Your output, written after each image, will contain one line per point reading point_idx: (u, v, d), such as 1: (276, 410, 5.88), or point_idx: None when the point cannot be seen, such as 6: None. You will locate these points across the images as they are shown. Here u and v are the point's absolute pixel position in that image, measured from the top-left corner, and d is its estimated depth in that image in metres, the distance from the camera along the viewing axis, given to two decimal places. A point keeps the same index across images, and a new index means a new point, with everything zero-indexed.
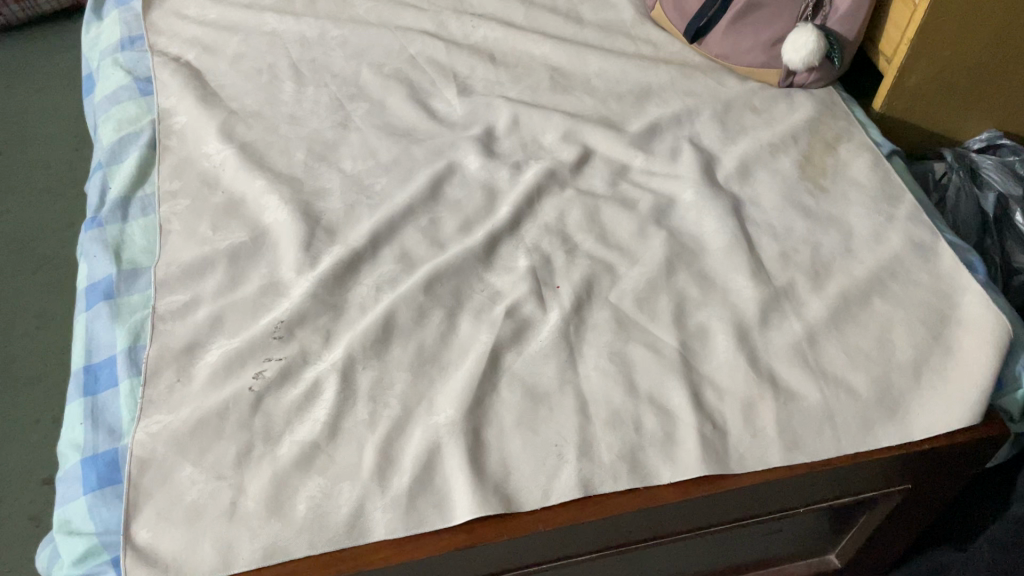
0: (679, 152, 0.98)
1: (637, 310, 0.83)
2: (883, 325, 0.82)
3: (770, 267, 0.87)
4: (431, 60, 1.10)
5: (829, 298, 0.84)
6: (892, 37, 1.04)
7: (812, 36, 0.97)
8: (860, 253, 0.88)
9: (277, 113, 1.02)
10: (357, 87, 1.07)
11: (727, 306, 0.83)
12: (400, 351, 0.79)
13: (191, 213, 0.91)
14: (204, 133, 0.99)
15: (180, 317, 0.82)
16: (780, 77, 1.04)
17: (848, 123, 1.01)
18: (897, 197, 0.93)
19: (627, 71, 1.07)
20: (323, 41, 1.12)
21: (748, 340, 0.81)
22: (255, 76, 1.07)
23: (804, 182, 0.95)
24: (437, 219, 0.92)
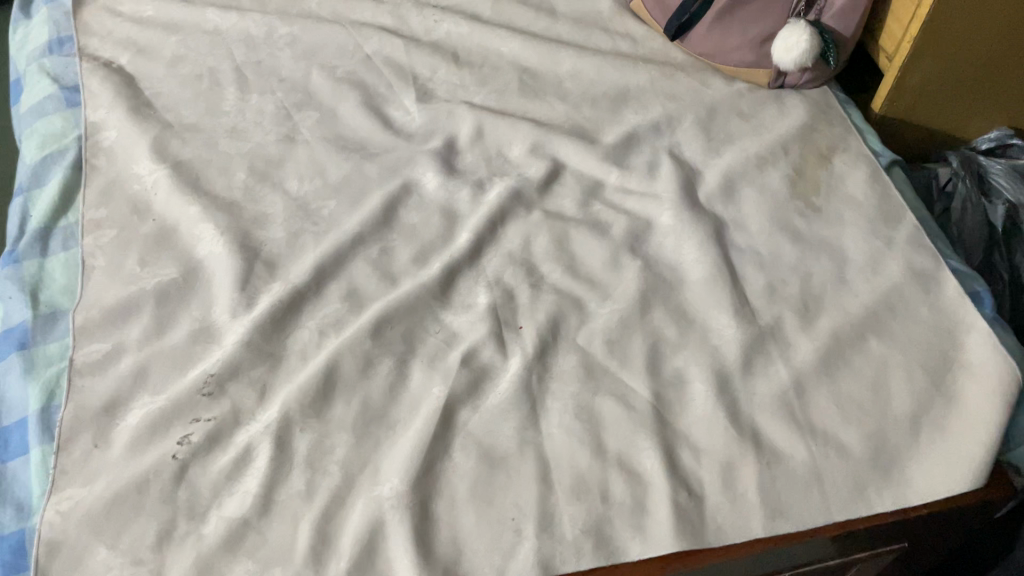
0: (657, 167, 0.89)
1: (606, 354, 0.75)
2: (879, 369, 0.74)
3: (754, 301, 0.78)
4: (388, 60, 1.00)
5: (819, 338, 0.75)
6: (895, 32, 0.94)
7: (804, 34, 0.88)
8: (855, 284, 0.79)
9: (217, 125, 0.93)
10: (306, 94, 0.97)
11: (706, 349, 0.75)
12: (343, 408, 0.72)
13: (118, 245, 0.82)
14: (135, 151, 0.90)
15: (100, 370, 0.74)
16: (770, 78, 0.95)
17: (843, 130, 0.92)
18: (897, 217, 0.84)
19: (603, 72, 0.98)
20: (270, 40, 1.02)
21: (729, 390, 0.73)
22: (194, 82, 0.97)
23: (795, 200, 0.86)
24: (390, 248, 0.83)
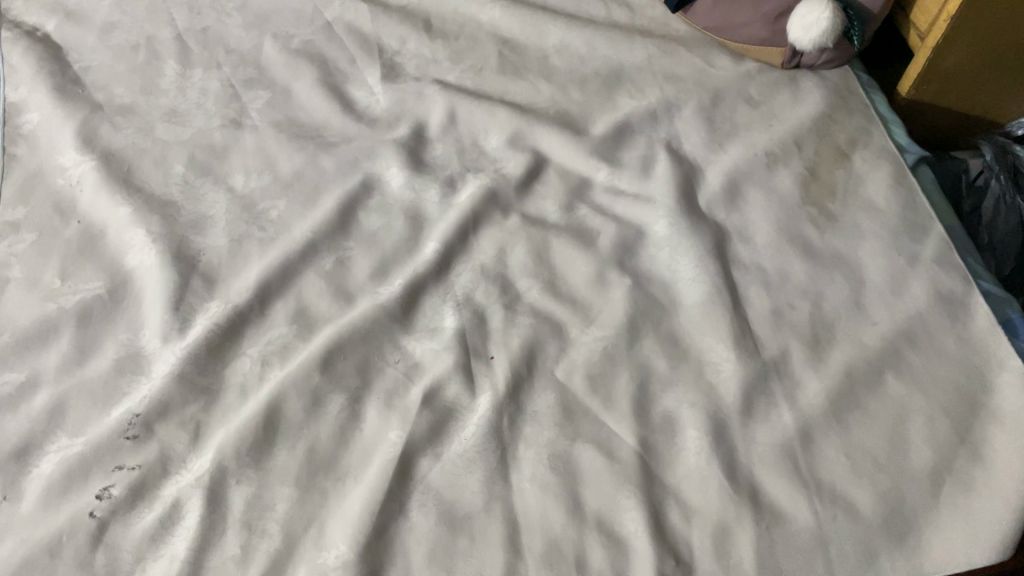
0: (652, 164, 0.78)
1: (588, 392, 0.66)
2: (897, 416, 0.65)
3: (757, 329, 0.69)
4: (351, 28, 0.88)
5: (829, 376, 0.66)
6: (930, 7, 0.82)
7: (826, 10, 0.77)
8: (872, 310, 0.70)
9: (155, 106, 0.82)
10: (257, 68, 0.86)
11: (701, 388, 0.66)
12: (286, 455, 0.63)
13: (37, 253, 0.73)
14: (59, 138, 0.79)
15: (12, 406, 0.65)
16: (785, 58, 0.83)
17: (866, 120, 0.81)
18: (923, 229, 0.74)
19: (594, 48, 0.86)
20: (218, 4, 0.90)
21: (726, 438, 0.64)
22: (129, 54, 0.86)
23: (807, 206, 0.75)
24: (346, 259, 0.73)
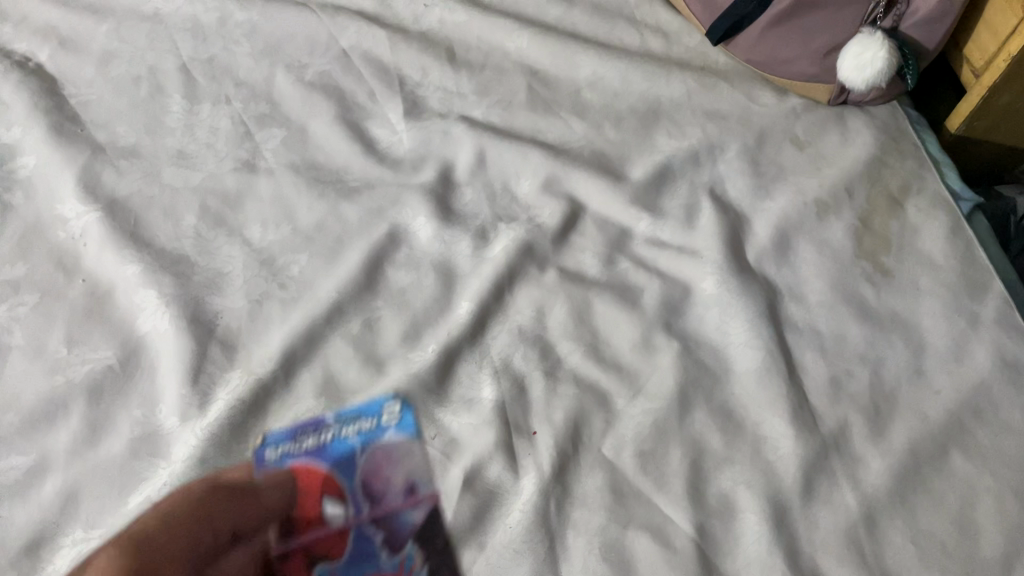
0: (696, 213, 0.74)
1: (639, 472, 0.62)
2: (964, 497, 0.61)
3: (815, 400, 0.65)
4: (369, 57, 0.83)
5: (893, 454, 0.63)
6: (986, 43, 0.76)
7: (883, 48, 0.71)
8: (934, 378, 0.66)
9: (161, 147, 0.77)
10: (270, 103, 0.80)
11: (758, 467, 0.62)
12: (320, 547, 0.59)
13: (41, 318, 0.67)
14: (59, 185, 0.73)
15: (21, 495, 0.60)
16: (832, 95, 0.78)
17: (918, 163, 0.76)
18: (983, 285, 0.70)
19: (629, 81, 0.81)
20: (224, 30, 0.84)
21: (787, 523, 0.60)
22: (130, 87, 0.80)
23: (862, 261, 0.71)
24: (375, 322, 0.69)
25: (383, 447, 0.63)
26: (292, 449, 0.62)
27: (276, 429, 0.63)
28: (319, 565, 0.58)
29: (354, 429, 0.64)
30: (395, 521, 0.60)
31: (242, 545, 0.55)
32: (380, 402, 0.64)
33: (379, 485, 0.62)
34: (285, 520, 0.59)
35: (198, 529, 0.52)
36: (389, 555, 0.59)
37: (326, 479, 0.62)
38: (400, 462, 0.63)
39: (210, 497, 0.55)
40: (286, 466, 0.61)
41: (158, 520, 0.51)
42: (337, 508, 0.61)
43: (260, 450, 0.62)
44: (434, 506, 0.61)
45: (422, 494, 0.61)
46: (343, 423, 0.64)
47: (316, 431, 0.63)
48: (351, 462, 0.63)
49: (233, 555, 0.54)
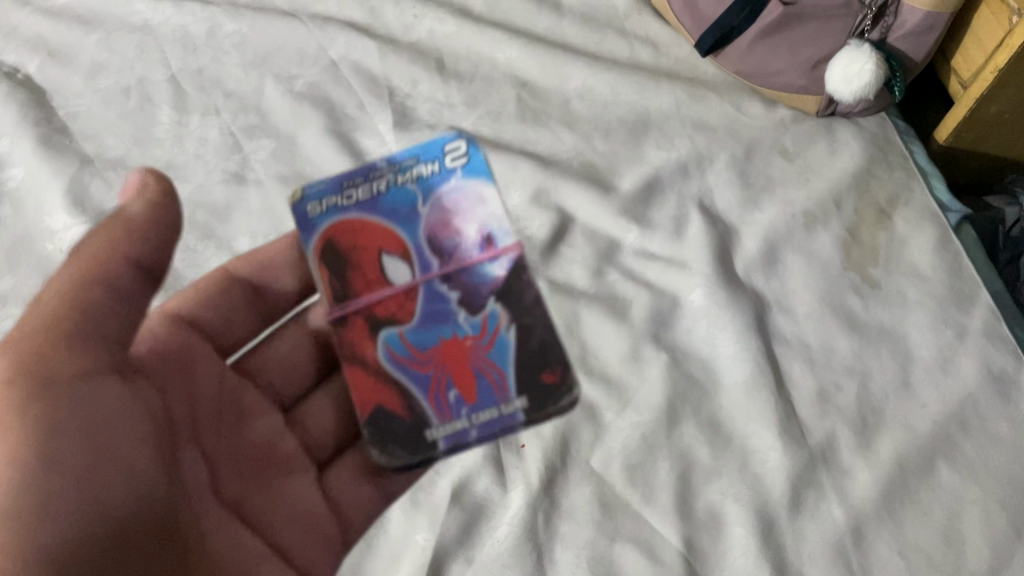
0: (685, 224, 0.74)
1: (627, 485, 0.63)
2: (950, 509, 0.62)
3: (803, 413, 0.66)
4: (359, 68, 0.83)
5: (880, 466, 0.63)
6: (973, 56, 0.76)
7: (870, 61, 0.72)
8: (921, 390, 0.66)
9: (149, 158, 0.77)
10: (259, 113, 0.80)
11: (746, 480, 0.63)
12: None
13: None
14: (45, 196, 0.73)
15: None
16: (820, 106, 0.78)
17: (906, 175, 0.76)
18: (970, 297, 0.70)
19: (619, 92, 0.81)
20: (213, 40, 0.84)
21: (775, 536, 0.61)
22: (119, 99, 0.80)
23: (850, 273, 0.71)
24: None
25: (446, 195, 0.57)
26: (340, 204, 0.57)
27: (316, 182, 0.58)
28: (387, 326, 0.54)
29: (412, 176, 0.58)
30: (471, 280, 0.55)
31: (110, 275, 0.44)
32: (443, 143, 0.59)
33: (446, 236, 0.56)
34: (347, 282, 0.55)
35: (99, 353, 0.44)
36: (468, 316, 0.54)
37: (385, 235, 0.56)
38: (467, 213, 0.57)
39: (103, 304, 0.44)
40: (342, 217, 0.57)
41: (38, 353, 0.42)
42: (395, 258, 0.56)
43: (299, 204, 0.58)
44: (515, 257, 0.56)
45: (499, 247, 0.56)
46: (395, 168, 0.58)
47: (366, 178, 0.58)
48: (410, 213, 0.56)
49: (100, 289, 0.44)
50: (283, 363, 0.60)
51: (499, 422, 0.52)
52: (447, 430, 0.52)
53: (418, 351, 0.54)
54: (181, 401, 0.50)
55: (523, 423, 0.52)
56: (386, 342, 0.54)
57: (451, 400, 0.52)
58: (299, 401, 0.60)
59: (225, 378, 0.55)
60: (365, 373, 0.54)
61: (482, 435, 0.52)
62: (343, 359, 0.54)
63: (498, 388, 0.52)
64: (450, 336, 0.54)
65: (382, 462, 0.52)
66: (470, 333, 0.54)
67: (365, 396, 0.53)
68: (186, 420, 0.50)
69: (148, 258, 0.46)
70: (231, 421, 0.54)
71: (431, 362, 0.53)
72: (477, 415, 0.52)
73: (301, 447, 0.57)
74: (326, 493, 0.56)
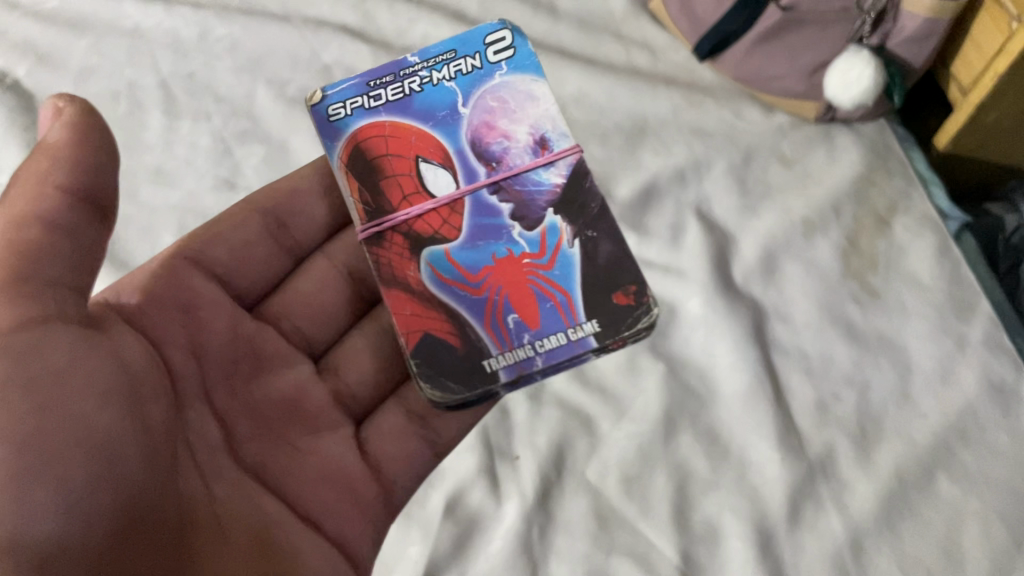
0: (682, 232, 0.73)
1: (623, 497, 0.62)
2: (949, 522, 0.61)
3: (802, 424, 0.65)
4: (351, 72, 0.81)
5: (879, 478, 0.62)
6: (973, 63, 0.76)
7: (870, 67, 0.71)
8: (921, 401, 0.65)
9: (140, 165, 0.76)
10: (250, 119, 0.79)
11: (744, 492, 0.62)
12: None
13: None
14: None
15: None
16: (819, 112, 0.77)
17: (905, 182, 0.75)
18: (970, 306, 0.69)
19: (615, 97, 0.80)
20: (204, 44, 0.82)
21: (772, 549, 0.60)
22: (109, 104, 0.79)
23: (849, 282, 0.70)
24: None
25: (492, 91, 0.62)
26: (365, 105, 0.62)
27: (338, 86, 0.63)
28: (432, 244, 0.57)
29: (451, 76, 0.62)
30: (526, 191, 0.59)
31: (43, 209, 0.45)
32: (483, 35, 0.64)
33: (491, 139, 0.61)
34: (380, 194, 0.60)
35: (55, 297, 0.45)
36: (523, 231, 0.58)
37: (422, 137, 0.61)
38: (514, 112, 0.62)
39: (46, 241, 0.45)
40: (374, 119, 0.62)
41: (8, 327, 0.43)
42: (432, 164, 0.60)
43: (320, 105, 0.63)
44: (574, 158, 0.60)
45: (554, 152, 0.60)
46: (432, 67, 0.63)
47: (398, 76, 0.63)
48: (452, 114, 0.61)
49: (33, 227, 0.45)
50: (315, 287, 0.64)
51: (567, 351, 0.54)
52: (509, 360, 0.54)
53: (472, 273, 0.56)
54: (180, 349, 0.52)
55: (594, 351, 0.54)
56: (430, 262, 0.57)
57: (512, 327, 0.54)
58: (330, 348, 0.63)
59: (239, 328, 0.57)
60: (415, 299, 0.56)
61: (548, 363, 0.54)
62: (394, 280, 0.56)
63: (563, 313, 0.55)
64: (505, 251, 0.57)
65: (434, 396, 0.53)
66: (527, 250, 0.57)
67: (414, 324, 0.55)
68: (189, 375, 0.52)
69: (86, 184, 0.47)
70: (246, 373, 0.56)
71: (486, 284, 0.56)
72: (543, 342, 0.54)
73: (333, 397, 0.59)
74: (362, 453, 0.57)
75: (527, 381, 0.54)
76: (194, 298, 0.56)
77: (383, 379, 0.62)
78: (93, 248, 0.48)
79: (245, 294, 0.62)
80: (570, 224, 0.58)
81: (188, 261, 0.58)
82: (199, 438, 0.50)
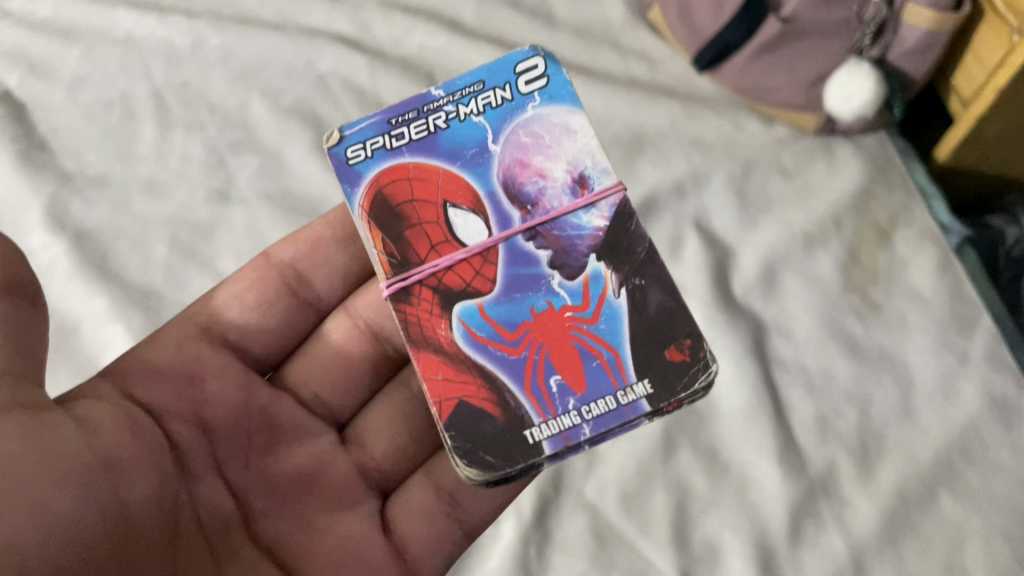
0: (681, 245, 0.73)
1: (622, 515, 0.61)
2: (952, 541, 0.60)
3: (803, 440, 0.64)
4: (347, 83, 0.80)
5: (881, 496, 0.61)
6: (974, 75, 0.75)
7: (871, 79, 0.71)
8: (922, 417, 0.64)
9: (132, 176, 0.75)
10: (244, 129, 0.78)
11: (744, 510, 0.61)
12: None
13: None
14: (25, 216, 0.72)
15: None
16: (819, 124, 0.77)
17: (907, 195, 0.75)
18: (972, 320, 0.68)
19: (613, 108, 0.80)
20: (198, 53, 0.81)
21: (773, 569, 0.59)
22: (101, 114, 0.78)
23: (849, 296, 0.70)
24: None
25: (523, 125, 0.56)
26: (386, 146, 0.56)
27: (357, 124, 0.57)
28: (463, 299, 0.52)
29: (478, 109, 0.56)
30: (565, 236, 0.53)
31: None
32: (513, 64, 0.58)
33: (525, 179, 0.55)
34: (405, 244, 0.54)
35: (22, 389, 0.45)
36: (564, 280, 0.52)
37: (451, 179, 0.55)
38: (549, 148, 0.56)
39: None
40: (397, 162, 0.55)
41: None
42: (462, 209, 0.54)
43: (338, 148, 0.56)
44: (618, 198, 0.54)
45: (595, 191, 0.54)
46: (458, 101, 0.57)
47: (421, 112, 0.57)
48: (479, 154, 0.55)
49: None
50: (331, 361, 0.61)
51: (615, 415, 0.48)
52: (554, 430, 0.48)
53: (508, 330, 0.51)
54: (183, 421, 0.52)
55: (648, 416, 0.48)
56: (462, 318, 0.51)
57: (554, 391, 0.49)
58: (355, 416, 0.60)
59: (253, 397, 0.56)
60: (447, 362, 0.50)
61: (597, 432, 0.48)
62: (420, 342, 0.51)
63: (611, 374, 0.49)
64: (544, 305, 0.51)
65: (471, 474, 0.47)
66: (569, 302, 0.51)
67: (446, 390, 0.49)
68: (195, 447, 0.52)
69: (5, 274, 0.45)
70: (261, 444, 0.55)
71: (524, 343, 0.50)
72: (590, 408, 0.48)
73: (356, 470, 0.57)
74: (385, 531, 0.55)
75: (575, 452, 0.48)
76: (203, 367, 0.55)
77: (411, 450, 0.59)
78: (27, 331, 0.46)
79: (263, 361, 0.60)
80: (616, 271, 0.52)
81: (200, 331, 0.57)
82: (205, 514, 0.50)
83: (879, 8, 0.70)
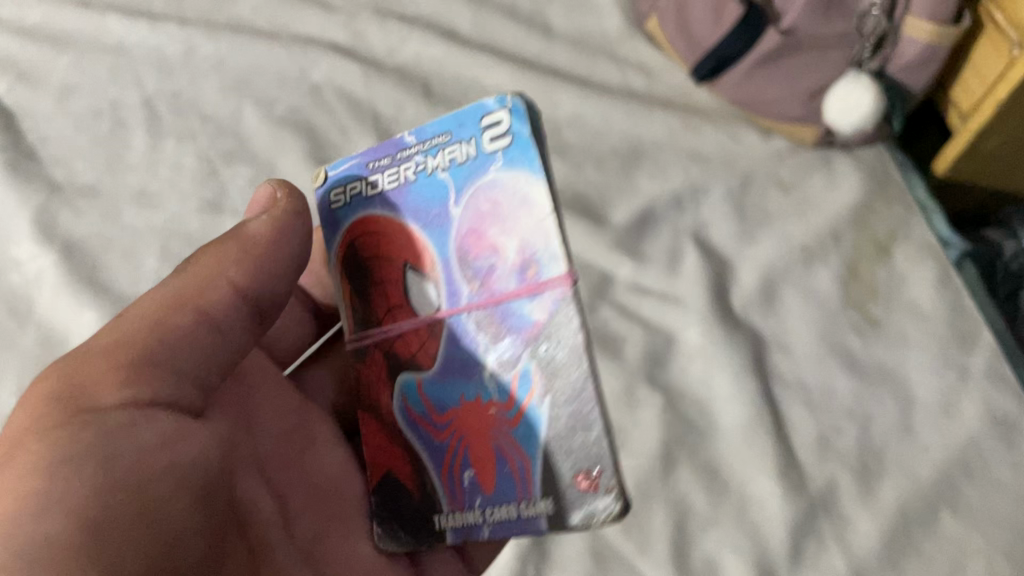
0: (679, 259, 0.72)
1: (622, 535, 0.61)
2: (953, 561, 0.59)
3: (803, 458, 0.63)
4: (341, 92, 0.79)
5: (882, 515, 0.61)
6: (973, 89, 0.74)
7: (871, 92, 0.70)
8: (923, 435, 0.64)
9: (122, 187, 0.74)
10: (237, 140, 0.77)
11: (744, 529, 0.61)
12: None
13: None
14: (14, 227, 0.71)
15: None
16: (818, 136, 0.76)
17: (905, 209, 0.74)
18: (972, 336, 0.67)
19: (611, 120, 0.79)
20: (189, 63, 0.80)
21: None
22: (92, 124, 0.77)
23: (849, 311, 0.69)
24: None
25: (488, 189, 0.48)
26: (364, 192, 0.53)
27: (342, 164, 0.54)
28: (407, 370, 0.50)
29: (445, 162, 0.50)
30: (506, 325, 0.47)
31: (180, 321, 0.45)
32: (485, 110, 0.49)
33: (478, 252, 0.48)
34: (368, 301, 0.52)
35: (165, 378, 0.43)
36: (497, 372, 0.47)
37: (412, 241, 0.50)
38: (506, 219, 0.47)
39: (191, 329, 0.45)
40: (369, 212, 0.52)
41: (81, 387, 0.41)
42: (421, 276, 0.50)
43: (321, 189, 0.54)
44: (565, 293, 0.46)
45: (540, 281, 0.46)
46: (427, 152, 0.51)
47: (395, 159, 0.52)
48: (440, 216, 0.49)
49: (188, 317, 0.45)
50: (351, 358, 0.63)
51: (517, 524, 0.46)
52: (459, 521, 0.48)
53: (438, 413, 0.49)
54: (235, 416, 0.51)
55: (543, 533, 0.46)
56: (403, 390, 0.51)
57: (466, 485, 0.48)
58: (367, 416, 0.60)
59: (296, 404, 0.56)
60: (382, 429, 0.51)
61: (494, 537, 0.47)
62: (363, 406, 0.52)
63: (520, 482, 0.46)
64: (472, 397, 0.48)
65: (387, 544, 0.50)
66: (496, 398, 0.47)
67: (382, 458, 0.51)
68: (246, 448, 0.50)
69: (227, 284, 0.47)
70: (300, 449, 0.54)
71: (449, 430, 0.49)
72: (493, 511, 0.47)
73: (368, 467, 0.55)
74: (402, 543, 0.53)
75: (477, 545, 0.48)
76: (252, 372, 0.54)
77: None
78: (225, 336, 0.47)
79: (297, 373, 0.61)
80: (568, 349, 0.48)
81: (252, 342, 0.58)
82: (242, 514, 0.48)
83: (879, 22, 0.70)
